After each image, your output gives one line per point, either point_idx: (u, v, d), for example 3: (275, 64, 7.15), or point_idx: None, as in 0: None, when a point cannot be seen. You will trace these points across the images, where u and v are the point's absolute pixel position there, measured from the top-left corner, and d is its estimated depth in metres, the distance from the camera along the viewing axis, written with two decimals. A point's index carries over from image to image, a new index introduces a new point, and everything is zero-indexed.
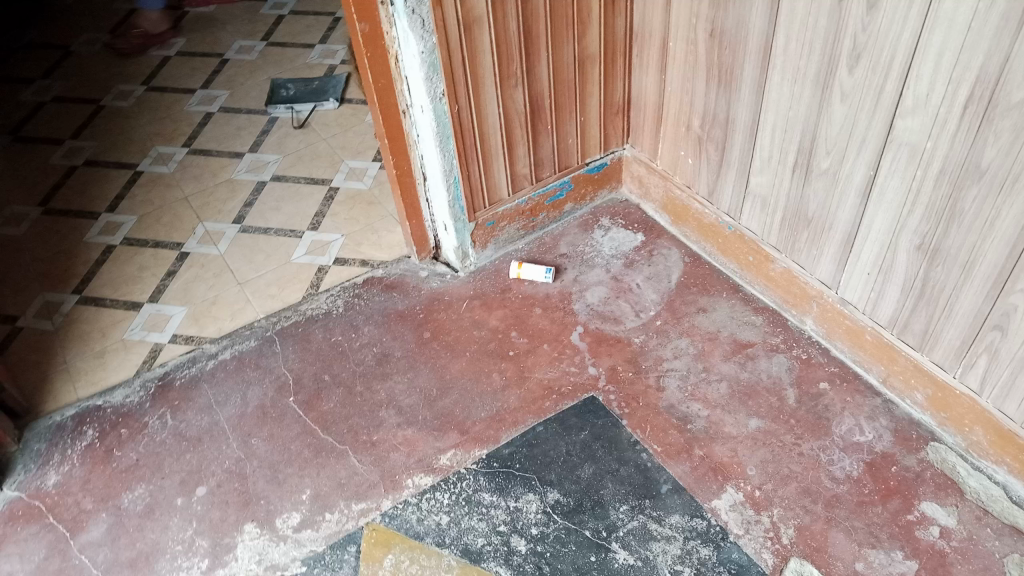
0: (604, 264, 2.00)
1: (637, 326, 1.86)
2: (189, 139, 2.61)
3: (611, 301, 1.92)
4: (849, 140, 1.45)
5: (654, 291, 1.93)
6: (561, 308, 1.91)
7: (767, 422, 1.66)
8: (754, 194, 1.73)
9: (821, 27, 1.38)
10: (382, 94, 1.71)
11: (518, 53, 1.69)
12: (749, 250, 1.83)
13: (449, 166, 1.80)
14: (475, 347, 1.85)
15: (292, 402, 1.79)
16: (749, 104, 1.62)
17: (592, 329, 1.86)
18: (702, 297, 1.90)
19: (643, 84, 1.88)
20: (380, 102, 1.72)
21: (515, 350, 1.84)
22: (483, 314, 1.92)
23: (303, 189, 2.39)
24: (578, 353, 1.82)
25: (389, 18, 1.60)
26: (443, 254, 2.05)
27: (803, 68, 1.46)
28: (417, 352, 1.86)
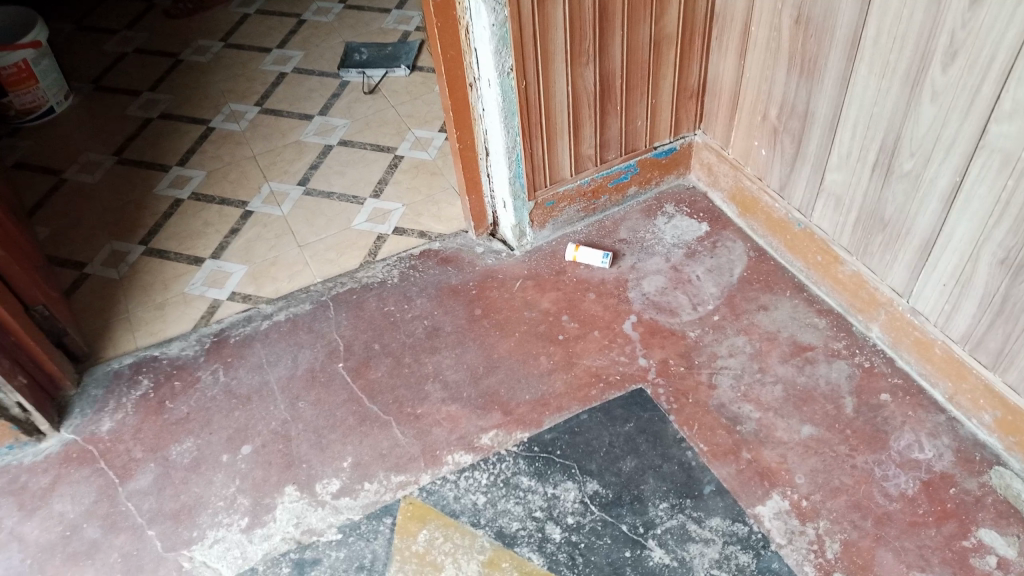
0: (664, 253, 1.95)
1: (692, 320, 1.81)
2: (262, 98, 2.62)
3: (668, 291, 1.87)
4: (937, 142, 1.37)
5: (714, 285, 1.87)
6: (616, 295, 1.88)
7: (820, 431, 1.60)
8: (828, 191, 1.65)
9: (916, 20, 1.30)
10: (451, 65, 1.68)
11: (592, 30, 1.64)
12: (817, 250, 1.76)
13: (512, 143, 1.77)
14: (526, 327, 1.83)
15: (341, 368, 1.81)
16: (831, 98, 1.54)
17: (646, 319, 1.82)
18: (764, 295, 1.84)
19: (720, 69, 1.81)
20: (447, 73, 1.69)
21: (566, 334, 1.81)
22: (537, 296, 1.90)
23: (368, 156, 2.39)
24: (630, 342, 1.78)
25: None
26: (501, 231, 2.03)
27: (893, 63, 1.38)
28: (467, 328, 1.85)
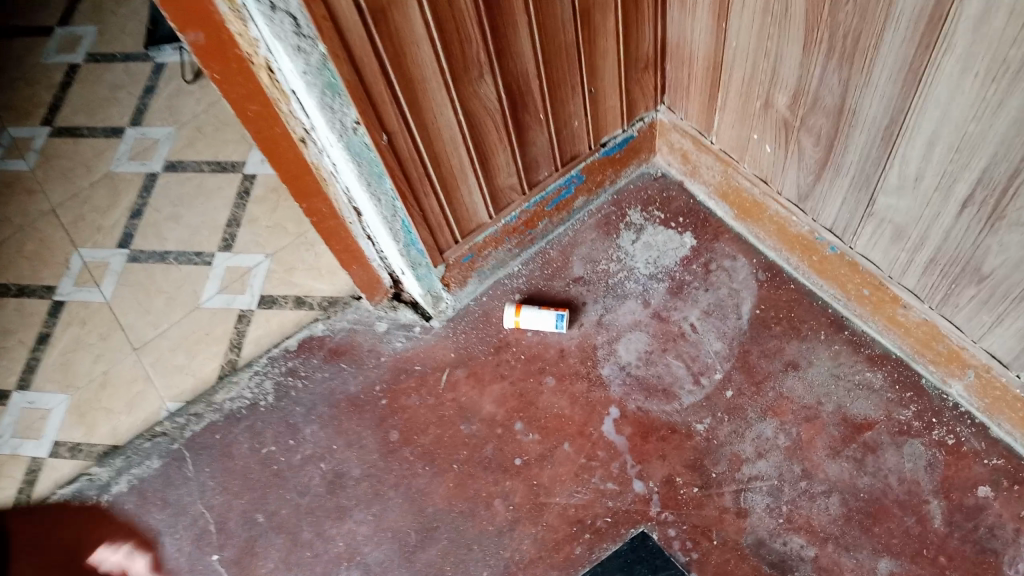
0: (639, 293, 1.37)
1: (696, 403, 1.27)
2: (50, 111, 1.88)
3: (654, 359, 1.31)
4: None
5: (717, 337, 1.31)
6: (583, 377, 1.32)
7: (905, 566, 1.11)
8: (882, 217, 1.08)
9: None
10: (262, 122, 1.00)
11: (479, 31, 0.99)
12: (863, 283, 1.21)
13: (391, 207, 1.14)
14: (464, 452, 1.29)
15: (217, 562, 1.27)
16: (891, 96, 0.93)
17: (633, 412, 1.27)
18: (789, 342, 1.29)
19: (687, 29, 1.18)
20: (258, 135, 1.02)
21: (525, 456, 1.27)
22: (472, 395, 1.34)
23: (207, 182, 1.71)
24: (617, 457, 1.24)
25: (238, 12, 0.85)
26: (408, 288, 1.40)
27: (1014, 64, 0.78)
28: (383, 468, 1.30)
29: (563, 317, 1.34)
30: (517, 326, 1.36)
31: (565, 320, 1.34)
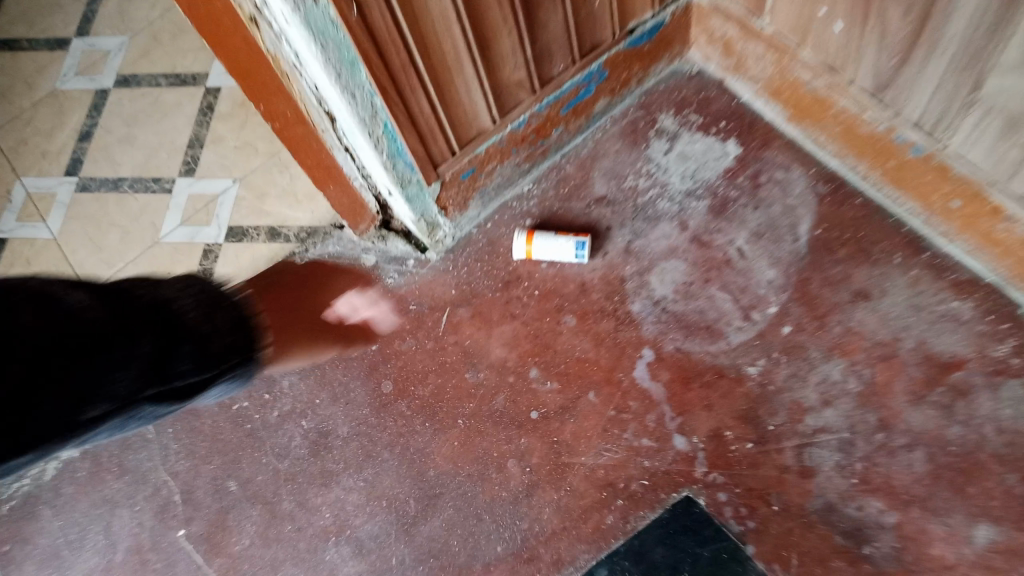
0: (675, 213, 1.14)
1: (747, 342, 1.06)
2: None
3: (695, 292, 1.09)
4: None
5: (770, 263, 1.09)
6: (610, 314, 1.10)
7: (1008, 534, 0.91)
8: (993, 104, 0.84)
9: None
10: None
11: None
12: (953, 192, 0.98)
13: (369, 105, 0.91)
14: (470, 405, 1.09)
15: (184, 538, 1.09)
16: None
17: (670, 355, 1.07)
18: (857, 268, 1.08)
19: None
20: (193, 13, 0.78)
21: (543, 409, 1.07)
22: (478, 338, 1.13)
23: (165, 98, 1.48)
24: (652, 409, 1.04)
25: None
26: (397, 214, 1.17)
27: None
28: (374, 425, 1.10)
29: (584, 244, 1.11)
30: (530, 256, 1.14)
31: (587, 249, 1.11)
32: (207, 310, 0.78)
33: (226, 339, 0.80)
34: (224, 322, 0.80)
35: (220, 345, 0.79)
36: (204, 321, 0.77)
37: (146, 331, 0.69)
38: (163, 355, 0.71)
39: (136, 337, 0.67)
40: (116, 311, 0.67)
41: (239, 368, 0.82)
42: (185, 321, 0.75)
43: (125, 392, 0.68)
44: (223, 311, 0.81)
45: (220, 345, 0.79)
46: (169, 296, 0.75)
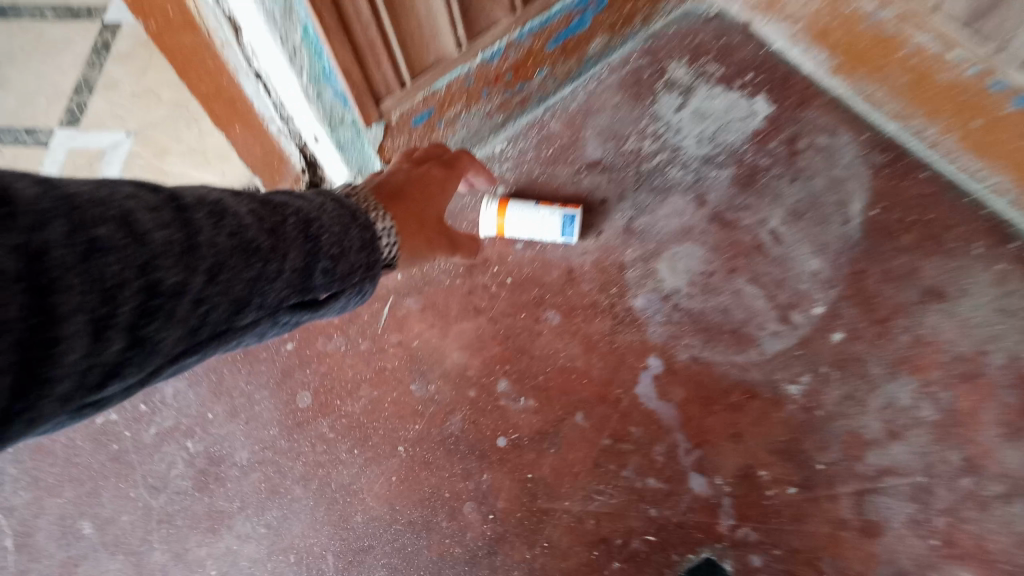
0: (690, 184, 0.89)
1: (785, 352, 0.80)
2: None
3: (716, 285, 0.84)
4: None
5: (814, 251, 0.84)
6: (604, 312, 0.84)
7: None
8: None
9: None
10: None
11: None
12: None
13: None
14: (416, 427, 0.82)
15: None
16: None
17: (684, 367, 0.81)
18: (926, 258, 0.82)
19: None
20: None
21: (513, 435, 0.80)
22: (430, 339, 0.86)
23: (48, 33, 1.17)
24: (660, 438, 0.78)
25: None
26: (327, 166, 0.87)
27: None
28: (283, 452, 0.82)
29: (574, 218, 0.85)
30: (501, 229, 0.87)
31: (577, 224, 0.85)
32: (344, 226, 0.53)
33: (357, 261, 0.53)
34: (354, 243, 0.53)
35: (349, 263, 0.52)
36: (336, 245, 0.51)
37: (297, 250, 0.47)
38: (310, 272, 0.48)
39: (286, 256, 0.45)
40: (277, 229, 0.46)
41: (361, 299, 0.55)
42: (326, 250, 0.49)
43: (276, 304, 0.47)
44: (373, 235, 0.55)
45: (347, 270, 0.52)
46: (292, 202, 0.50)
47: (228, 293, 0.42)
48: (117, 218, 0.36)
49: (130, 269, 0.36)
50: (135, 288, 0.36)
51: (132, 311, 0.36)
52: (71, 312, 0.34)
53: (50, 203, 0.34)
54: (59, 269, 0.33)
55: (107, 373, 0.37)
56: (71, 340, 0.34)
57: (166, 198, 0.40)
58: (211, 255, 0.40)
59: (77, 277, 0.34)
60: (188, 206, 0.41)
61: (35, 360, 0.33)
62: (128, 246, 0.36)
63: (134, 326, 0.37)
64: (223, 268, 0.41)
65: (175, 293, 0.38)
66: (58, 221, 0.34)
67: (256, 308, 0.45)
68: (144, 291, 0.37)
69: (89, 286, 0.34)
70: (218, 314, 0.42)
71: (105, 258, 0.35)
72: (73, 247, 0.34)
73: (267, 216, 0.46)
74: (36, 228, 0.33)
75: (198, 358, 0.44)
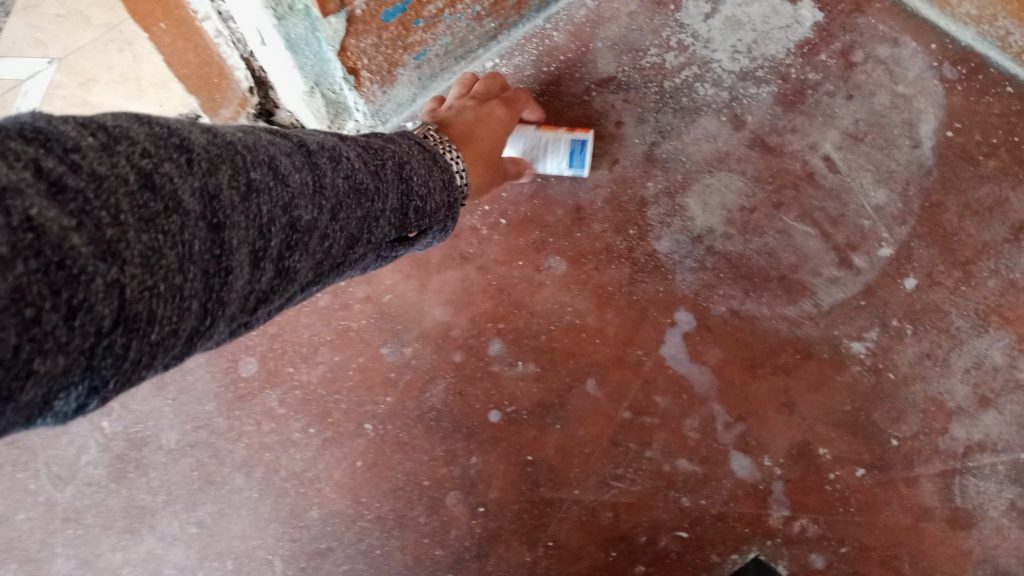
0: (722, 104, 0.72)
1: (848, 302, 0.64)
2: None
3: (759, 223, 0.68)
4: None
5: (878, 181, 0.68)
6: (621, 257, 0.68)
7: None
8: None
9: None
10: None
11: None
12: None
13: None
14: (388, 400, 0.66)
15: None
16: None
17: (721, 323, 0.65)
18: (1015, 187, 0.67)
19: None
20: None
21: (509, 409, 0.65)
22: (404, 293, 0.68)
23: None
24: (693, 410, 0.63)
25: None
26: (275, 78, 0.72)
27: None
28: (222, 432, 0.66)
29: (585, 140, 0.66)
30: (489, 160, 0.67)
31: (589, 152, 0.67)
32: (429, 167, 0.46)
33: (442, 202, 0.46)
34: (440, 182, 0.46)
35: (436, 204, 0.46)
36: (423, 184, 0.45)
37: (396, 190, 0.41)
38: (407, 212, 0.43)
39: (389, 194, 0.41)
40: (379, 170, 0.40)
41: (446, 235, 0.49)
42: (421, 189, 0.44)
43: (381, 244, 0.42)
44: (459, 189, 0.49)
45: (433, 209, 0.46)
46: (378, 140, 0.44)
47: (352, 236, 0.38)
48: (266, 162, 0.32)
49: (278, 209, 0.32)
50: (283, 228, 0.32)
51: (282, 252, 0.33)
52: (238, 251, 0.30)
53: (211, 145, 0.30)
54: (227, 209, 0.30)
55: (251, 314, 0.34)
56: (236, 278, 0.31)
57: (296, 143, 0.36)
58: (337, 196, 0.36)
59: (244, 215, 0.30)
60: (313, 149, 0.37)
61: (208, 300, 0.29)
62: (279, 186, 0.32)
63: (282, 264, 0.33)
64: (345, 207, 0.37)
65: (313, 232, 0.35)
66: (221, 165, 0.30)
67: (366, 247, 0.40)
68: (292, 230, 0.33)
69: (250, 226, 0.31)
70: (339, 251, 0.38)
71: (264, 199, 0.31)
72: (236, 188, 0.30)
73: (364, 158, 0.40)
74: (203, 169, 0.29)
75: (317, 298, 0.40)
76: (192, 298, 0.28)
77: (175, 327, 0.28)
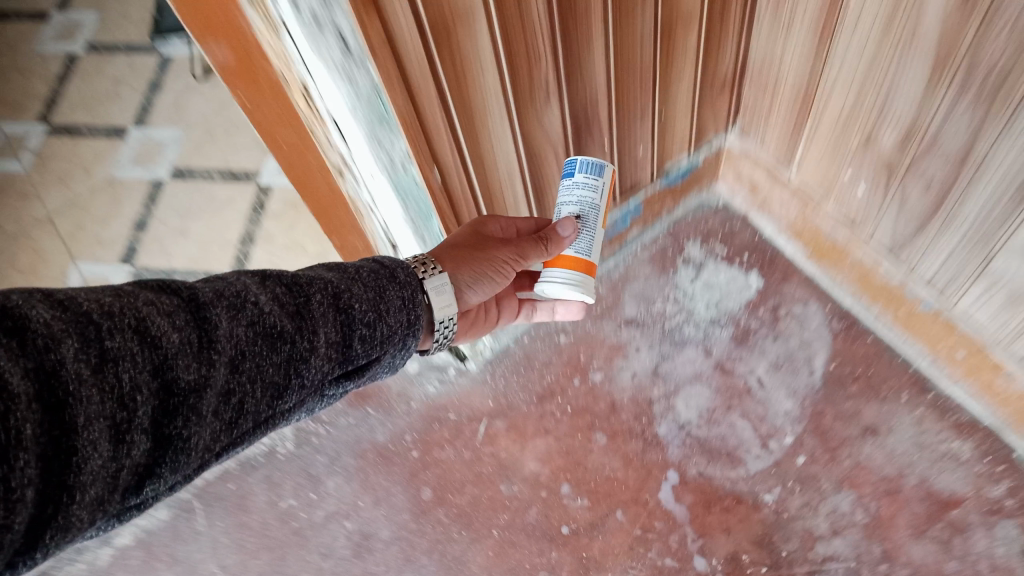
0: (700, 338, 1.25)
1: (765, 470, 1.14)
2: (46, 105, 1.72)
3: (717, 418, 1.19)
4: None
5: (788, 395, 1.19)
6: (638, 435, 1.19)
7: None
8: (1000, 277, 0.94)
9: None
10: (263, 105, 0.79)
11: (552, 40, 0.82)
12: (959, 344, 1.07)
13: (423, 211, 0.93)
14: (504, 516, 1.17)
15: None
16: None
17: (693, 479, 1.15)
18: (867, 404, 1.16)
19: (780, 51, 1.02)
20: (292, 160, 0.90)
21: (573, 524, 1.15)
22: (513, 451, 1.22)
23: (219, 193, 1.56)
24: (676, 529, 1.13)
25: (270, 21, 0.70)
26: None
27: None
28: (414, 530, 1.18)
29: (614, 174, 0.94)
30: (582, 269, 0.91)
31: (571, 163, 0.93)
32: (377, 292, 0.66)
33: (394, 322, 0.67)
34: (392, 305, 0.67)
35: (387, 324, 0.67)
36: (371, 311, 0.65)
37: (326, 322, 0.61)
38: (348, 340, 0.63)
39: (316, 331, 0.60)
40: (298, 310, 0.59)
41: (404, 348, 0.70)
42: (358, 315, 0.64)
43: (323, 383, 0.63)
44: (414, 310, 0.69)
45: (381, 335, 0.66)
46: (317, 277, 0.63)
47: (262, 372, 0.56)
48: (131, 328, 0.48)
49: (142, 373, 0.48)
50: (154, 382, 0.49)
51: (155, 406, 0.49)
52: (95, 420, 0.46)
53: (59, 323, 0.45)
54: (73, 382, 0.44)
55: (139, 469, 0.50)
56: (97, 447, 0.46)
57: (185, 301, 0.53)
58: (227, 348, 0.54)
59: (93, 388, 0.45)
60: (204, 303, 0.54)
61: (66, 476, 0.45)
62: (138, 352, 0.48)
63: (147, 430, 0.49)
64: (243, 353, 0.55)
65: (201, 382, 0.52)
66: (70, 340, 0.45)
67: (296, 386, 0.60)
68: (163, 390, 0.50)
69: (106, 390, 0.46)
70: (244, 399, 0.56)
71: (122, 366, 0.47)
72: (88, 360, 0.45)
73: (290, 296, 0.60)
74: (47, 349, 0.44)
75: (246, 437, 0.58)
76: (31, 485, 0.42)
77: (20, 502, 0.42)
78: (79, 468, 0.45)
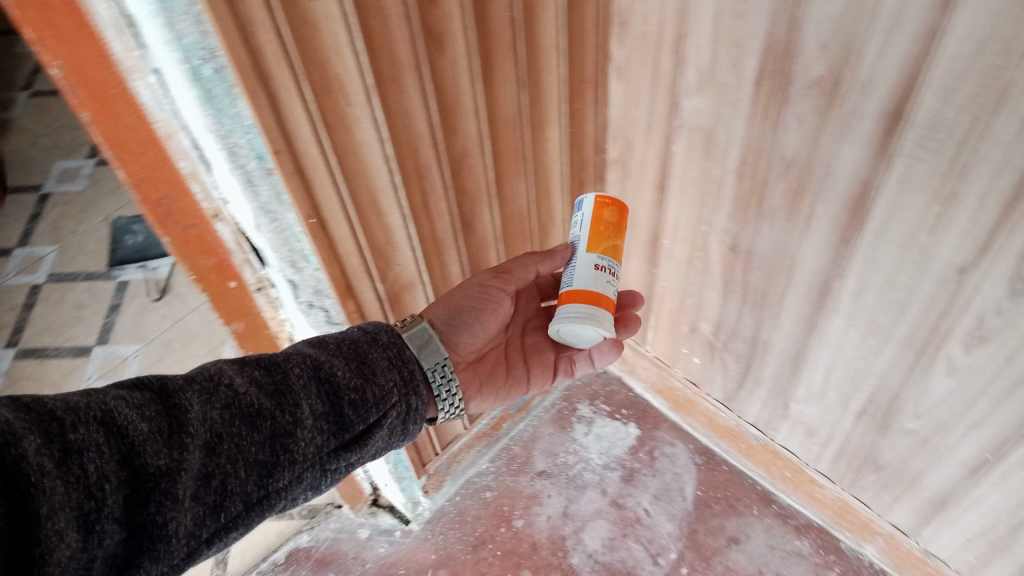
0: (597, 481, 1.58)
1: None
2: (15, 332, 1.93)
3: (616, 544, 1.47)
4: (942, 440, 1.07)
5: (668, 519, 1.50)
6: (556, 566, 1.45)
7: None
8: (798, 419, 1.34)
9: (907, 313, 0.98)
10: (214, 270, 0.93)
11: None
12: (785, 466, 1.46)
13: None
14: None
15: None
16: (818, 265, 1.05)
17: None
18: (729, 519, 1.48)
19: (626, 269, 1.46)
20: None
21: None
22: None
23: None
24: None
25: (273, 303, 1.02)
26: (386, 494, 1.57)
27: (874, 345, 1.07)
28: None
29: (608, 202, 1.00)
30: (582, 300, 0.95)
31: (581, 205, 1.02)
32: (348, 366, 0.78)
33: (388, 383, 0.80)
34: (380, 366, 0.81)
35: (376, 391, 0.79)
36: (357, 378, 0.78)
37: (308, 394, 0.74)
38: (338, 409, 0.76)
39: (298, 404, 0.73)
40: (277, 388, 0.73)
41: (398, 414, 0.81)
42: (341, 380, 0.76)
43: (321, 455, 0.74)
44: (406, 366, 0.83)
45: (365, 403, 0.77)
46: (297, 353, 0.77)
47: (244, 451, 0.68)
48: (98, 421, 0.60)
49: (108, 464, 0.59)
50: (122, 470, 0.60)
51: (122, 494, 0.59)
52: (60, 510, 0.55)
53: (25, 424, 0.56)
54: (38, 473, 0.55)
55: (115, 560, 0.60)
56: (65, 536, 0.56)
57: (154, 396, 0.65)
58: (201, 434, 0.66)
59: (57, 476, 0.56)
60: (173, 396, 0.66)
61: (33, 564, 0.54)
62: (103, 442, 0.59)
63: (119, 519, 0.59)
64: (220, 435, 0.67)
65: (174, 466, 0.63)
66: (36, 439, 0.56)
67: (289, 458, 0.71)
68: (130, 477, 0.60)
69: (72, 481, 0.57)
70: (227, 477, 0.67)
71: (88, 455, 0.58)
72: (53, 455, 0.56)
73: (267, 379, 0.73)
74: (13, 444, 0.55)
75: (240, 518, 0.68)
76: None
77: None
78: (48, 555, 0.55)
